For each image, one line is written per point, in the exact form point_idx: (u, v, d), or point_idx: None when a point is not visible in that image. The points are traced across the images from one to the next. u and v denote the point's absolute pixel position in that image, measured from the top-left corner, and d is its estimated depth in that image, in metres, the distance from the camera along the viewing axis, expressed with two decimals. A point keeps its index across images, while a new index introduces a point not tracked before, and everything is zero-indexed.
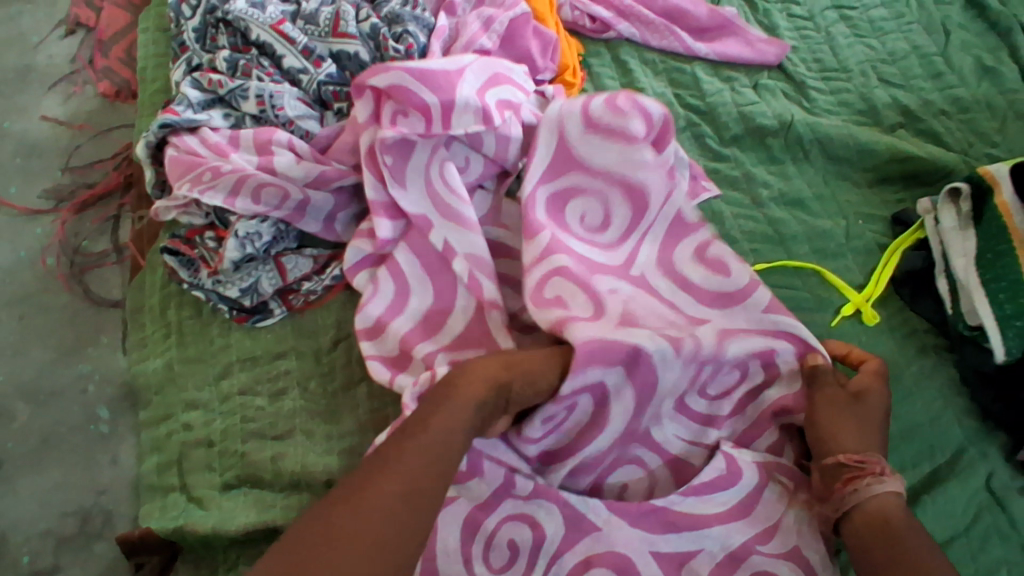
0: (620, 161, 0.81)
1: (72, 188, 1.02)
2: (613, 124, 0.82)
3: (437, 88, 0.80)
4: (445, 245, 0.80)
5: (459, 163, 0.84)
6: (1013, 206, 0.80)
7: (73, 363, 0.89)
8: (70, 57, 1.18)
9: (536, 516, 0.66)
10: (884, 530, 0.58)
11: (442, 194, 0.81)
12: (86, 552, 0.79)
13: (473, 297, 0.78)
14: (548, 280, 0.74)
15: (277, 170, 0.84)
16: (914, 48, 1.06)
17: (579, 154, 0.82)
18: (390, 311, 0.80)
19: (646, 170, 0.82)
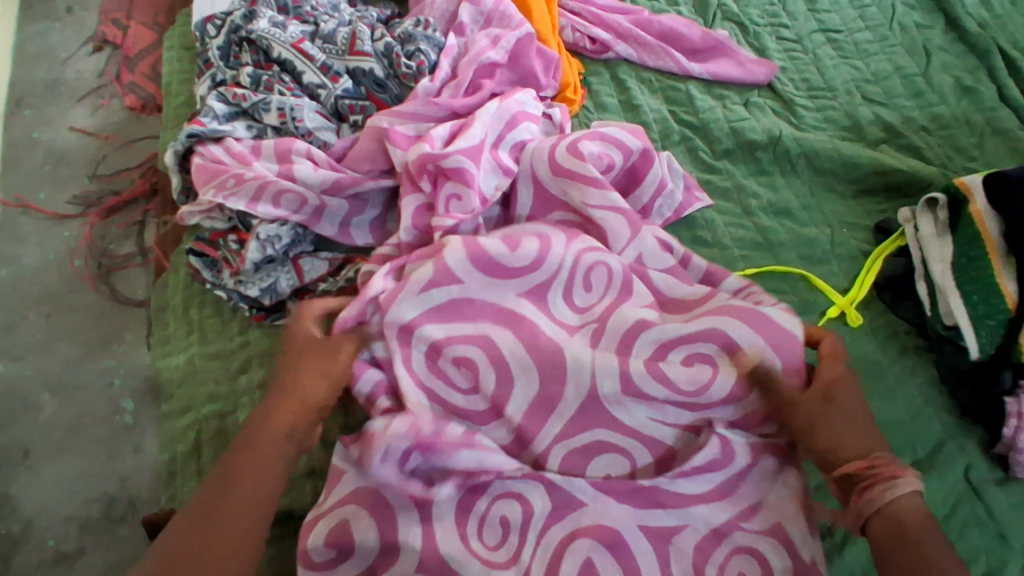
0: (587, 199, 0.87)
1: (99, 195, 1.08)
2: (581, 155, 0.89)
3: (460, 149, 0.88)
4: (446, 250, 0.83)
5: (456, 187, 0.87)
6: (986, 214, 0.84)
7: (100, 358, 0.94)
8: (97, 72, 1.25)
9: (525, 496, 0.71)
10: (900, 536, 0.61)
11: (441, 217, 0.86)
12: (109, 535, 0.83)
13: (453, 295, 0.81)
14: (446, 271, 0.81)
15: (300, 179, 0.90)
16: (897, 69, 1.13)
17: (553, 185, 0.90)
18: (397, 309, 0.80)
19: (609, 208, 0.87)
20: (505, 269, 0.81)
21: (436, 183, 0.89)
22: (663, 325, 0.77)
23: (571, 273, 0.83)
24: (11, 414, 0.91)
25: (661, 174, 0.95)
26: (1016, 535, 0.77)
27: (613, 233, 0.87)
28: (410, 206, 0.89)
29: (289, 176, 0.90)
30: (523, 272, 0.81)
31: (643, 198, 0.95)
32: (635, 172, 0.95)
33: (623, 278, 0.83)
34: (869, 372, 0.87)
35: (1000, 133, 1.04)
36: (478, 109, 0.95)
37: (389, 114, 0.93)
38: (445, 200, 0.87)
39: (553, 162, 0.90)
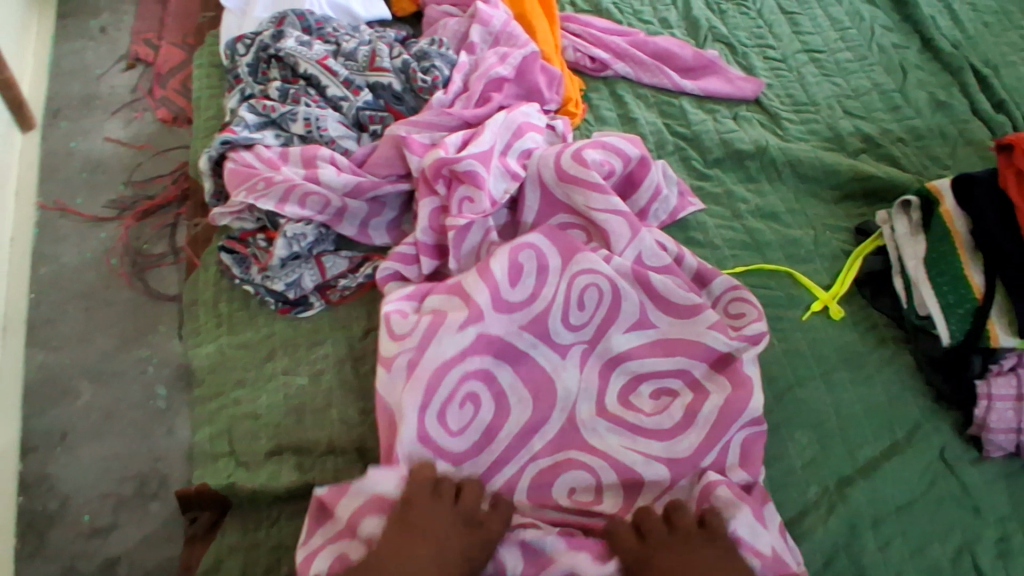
0: (590, 203, 0.95)
1: (134, 199, 1.16)
2: (585, 165, 0.97)
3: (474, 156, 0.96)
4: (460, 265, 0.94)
5: (468, 195, 0.95)
6: (955, 213, 0.92)
7: (135, 349, 1.01)
8: (130, 87, 1.34)
9: (497, 555, 0.74)
10: None
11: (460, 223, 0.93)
12: (143, 510, 0.89)
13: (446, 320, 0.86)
14: (445, 304, 0.87)
15: (326, 182, 0.97)
16: (875, 85, 1.21)
17: (557, 187, 0.98)
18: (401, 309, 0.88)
19: (611, 212, 0.94)
20: (512, 302, 0.87)
21: (452, 194, 0.96)
22: (640, 358, 0.88)
23: (564, 302, 0.88)
24: (51, 400, 0.98)
25: (658, 180, 1.03)
26: (990, 509, 0.83)
27: (614, 233, 0.94)
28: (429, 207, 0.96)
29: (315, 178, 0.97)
30: (525, 303, 0.87)
31: (640, 200, 1.03)
32: (633, 179, 1.03)
33: (611, 296, 0.90)
34: (850, 360, 0.94)
35: (972, 143, 1.12)
36: (488, 120, 1.03)
37: (406, 123, 1.02)
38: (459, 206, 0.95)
39: (560, 171, 0.97)
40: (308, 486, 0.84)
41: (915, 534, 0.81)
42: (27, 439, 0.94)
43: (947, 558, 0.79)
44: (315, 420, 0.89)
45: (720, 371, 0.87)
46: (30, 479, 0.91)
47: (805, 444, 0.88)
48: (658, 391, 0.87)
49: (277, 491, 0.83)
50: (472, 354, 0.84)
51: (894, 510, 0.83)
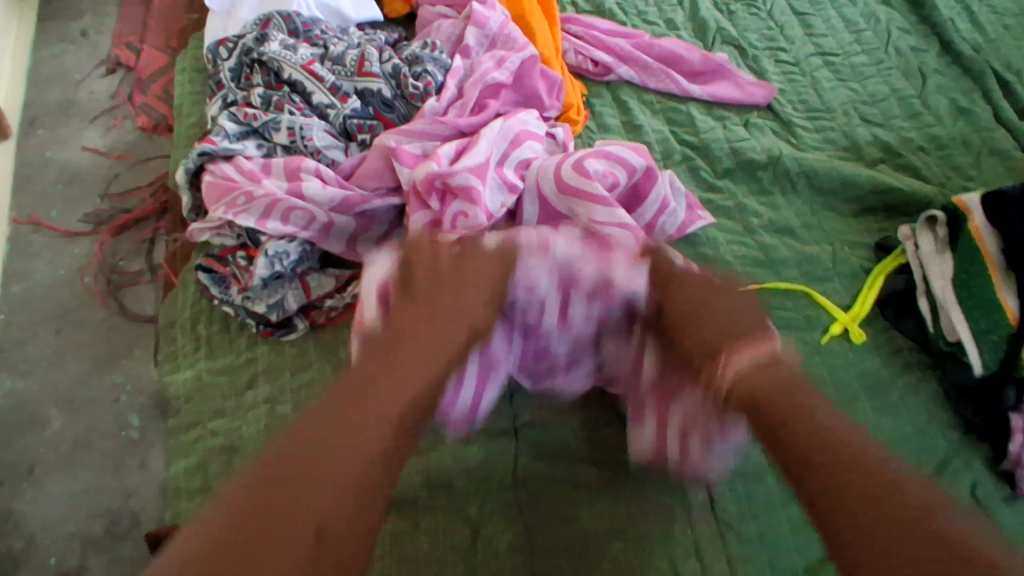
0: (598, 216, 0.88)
1: (111, 213, 1.10)
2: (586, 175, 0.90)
3: (469, 168, 0.90)
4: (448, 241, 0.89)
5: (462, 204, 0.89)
6: (985, 230, 0.85)
7: (108, 374, 0.95)
8: (110, 94, 1.28)
9: None
10: (761, 400, 0.63)
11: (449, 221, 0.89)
12: (113, 551, 0.83)
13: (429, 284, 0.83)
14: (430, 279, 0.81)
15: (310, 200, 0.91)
16: (893, 91, 1.15)
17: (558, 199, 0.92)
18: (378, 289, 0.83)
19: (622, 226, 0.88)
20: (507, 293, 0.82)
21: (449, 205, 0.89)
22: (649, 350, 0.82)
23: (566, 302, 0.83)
24: (17, 430, 0.91)
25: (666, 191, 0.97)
26: None
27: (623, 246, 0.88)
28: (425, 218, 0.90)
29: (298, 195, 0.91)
30: None
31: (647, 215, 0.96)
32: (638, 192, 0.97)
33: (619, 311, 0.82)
34: (873, 388, 0.87)
35: (997, 152, 1.05)
36: (483, 129, 0.96)
37: (396, 132, 0.96)
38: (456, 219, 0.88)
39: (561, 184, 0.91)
40: None
41: None
42: None
43: None
44: None
45: None
46: None
47: None
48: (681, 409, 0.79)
49: None
50: None
51: None
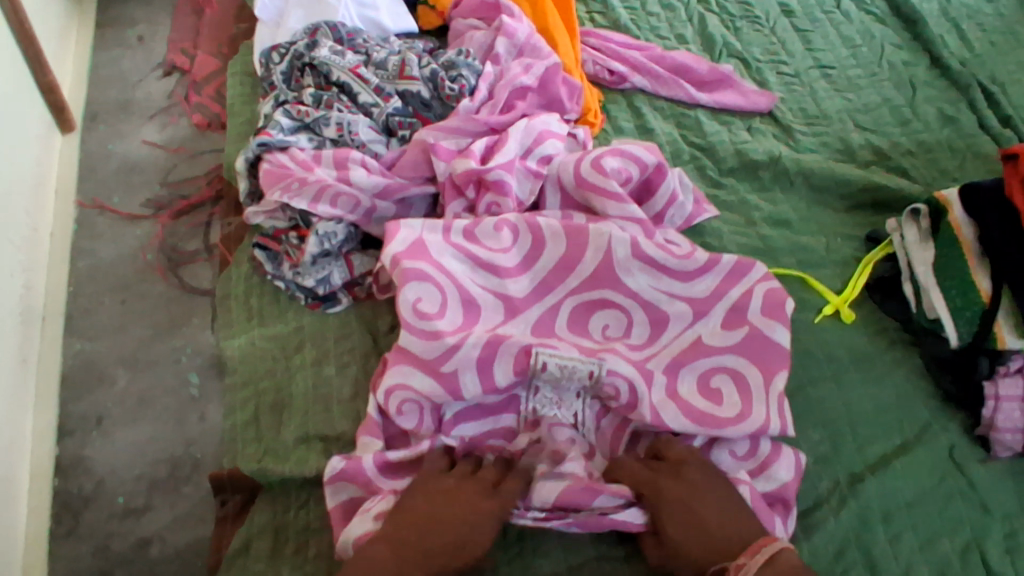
0: (597, 259, 0.92)
1: (170, 199, 1.21)
2: (668, 252, 0.93)
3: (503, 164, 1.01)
4: (460, 241, 0.93)
5: (495, 205, 1.00)
6: (962, 221, 0.94)
7: (169, 340, 1.05)
8: (167, 93, 1.39)
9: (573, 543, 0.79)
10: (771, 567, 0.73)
11: (471, 249, 0.92)
12: (175, 492, 0.92)
13: (462, 300, 0.89)
14: (444, 312, 0.87)
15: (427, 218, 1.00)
16: (885, 101, 1.25)
17: (623, 272, 0.92)
18: (440, 313, 0.87)
19: (631, 278, 0.92)
20: (515, 301, 0.91)
21: (502, 230, 0.93)
22: (692, 360, 0.88)
23: (570, 326, 0.91)
24: (87, 387, 1.01)
25: (764, 270, 0.94)
26: (998, 506, 0.85)
27: (668, 321, 0.92)
28: (458, 241, 0.93)
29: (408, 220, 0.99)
30: (526, 308, 0.91)
31: (739, 296, 0.92)
32: (735, 269, 0.94)
33: (626, 313, 0.92)
34: (861, 362, 0.96)
35: (980, 157, 1.15)
36: (511, 130, 1.06)
37: (434, 129, 1.06)
38: (496, 234, 0.93)
39: (636, 242, 0.92)
40: None
41: (925, 529, 0.83)
42: (62, 424, 0.98)
43: (956, 552, 0.81)
44: (342, 409, 0.94)
45: (756, 358, 0.89)
46: (65, 462, 0.95)
47: (816, 441, 0.90)
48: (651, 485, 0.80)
49: (304, 475, 0.88)
50: (463, 335, 0.85)
51: (904, 506, 0.85)
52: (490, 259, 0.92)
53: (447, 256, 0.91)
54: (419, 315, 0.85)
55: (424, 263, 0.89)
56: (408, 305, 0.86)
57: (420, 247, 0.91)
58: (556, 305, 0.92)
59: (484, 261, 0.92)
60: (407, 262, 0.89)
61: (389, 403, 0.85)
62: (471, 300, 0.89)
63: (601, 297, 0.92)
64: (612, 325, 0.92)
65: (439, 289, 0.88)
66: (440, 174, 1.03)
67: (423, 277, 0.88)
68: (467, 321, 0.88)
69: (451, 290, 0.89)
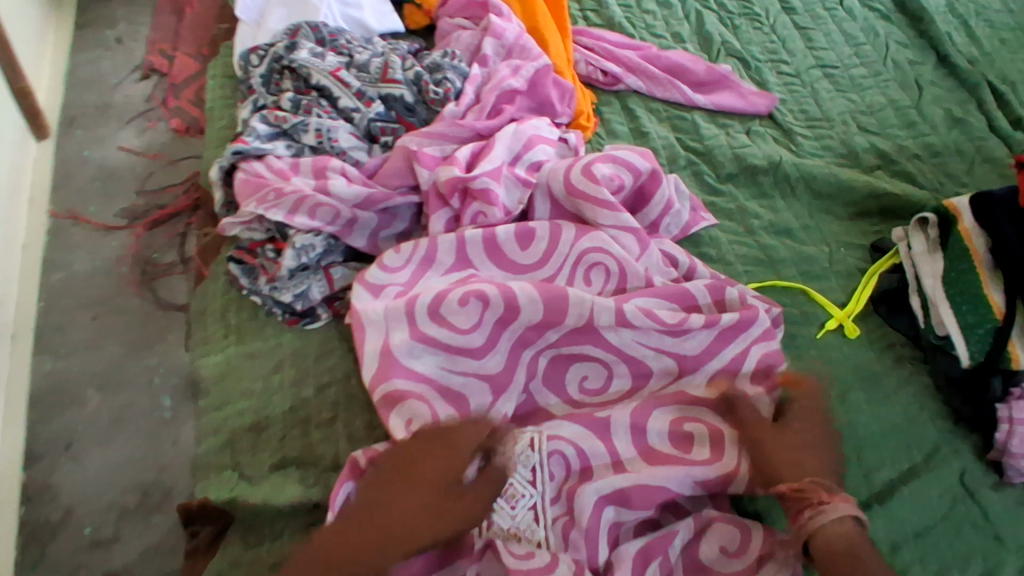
0: (577, 313, 0.87)
1: (145, 208, 1.16)
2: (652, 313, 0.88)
3: (489, 173, 0.96)
4: (433, 300, 0.87)
5: (479, 218, 0.95)
6: (973, 231, 0.90)
7: (142, 358, 1.00)
8: (144, 97, 1.34)
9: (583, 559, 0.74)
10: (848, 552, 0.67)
11: (447, 316, 0.86)
12: (147, 521, 0.88)
13: (440, 381, 0.85)
14: (419, 395, 0.83)
15: (382, 266, 0.92)
16: (890, 101, 1.20)
17: (605, 327, 0.87)
18: (415, 396, 0.83)
19: (609, 330, 0.87)
20: (495, 371, 0.86)
21: (468, 302, 0.86)
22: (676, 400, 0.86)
23: (549, 382, 0.89)
24: (58, 408, 0.97)
25: (766, 325, 0.90)
26: (1011, 536, 0.81)
27: (652, 376, 0.89)
28: (426, 330, 0.86)
29: (364, 287, 0.91)
30: (507, 376, 0.87)
31: (734, 355, 0.89)
32: (737, 324, 0.89)
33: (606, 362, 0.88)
34: (866, 380, 0.92)
35: (989, 160, 1.10)
36: (498, 135, 1.02)
37: (417, 135, 1.01)
38: (463, 310, 0.86)
39: (620, 307, 0.87)
40: (312, 503, 0.84)
41: (934, 561, 0.79)
42: (31, 448, 0.94)
43: None
44: (322, 433, 0.90)
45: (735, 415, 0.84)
46: (33, 489, 0.91)
47: None
48: (642, 556, 0.75)
49: (279, 505, 0.84)
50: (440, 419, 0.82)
51: (912, 536, 0.81)
52: (466, 340, 0.85)
53: (421, 357, 0.85)
54: (394, 399, 0.83)
55: (399, 378, 0.83)
56: (398, 431, 0.81)
57: (390, 351, 0.85)
58: (534, 364, 0.89)
59: (460, 336, 0.86)
60: (384, 382, 0.84)
61: None
62: (447, 382, 0.85)
63: (581, 351, 0.88)
64: (590, 377, 0.89)
65: (418, 377, 0.84)
66: (423, 181, 0.98)
67: (399, 368, 0.84)
68: (461, 415, 0.83)
69: (427, 380, 0.84)
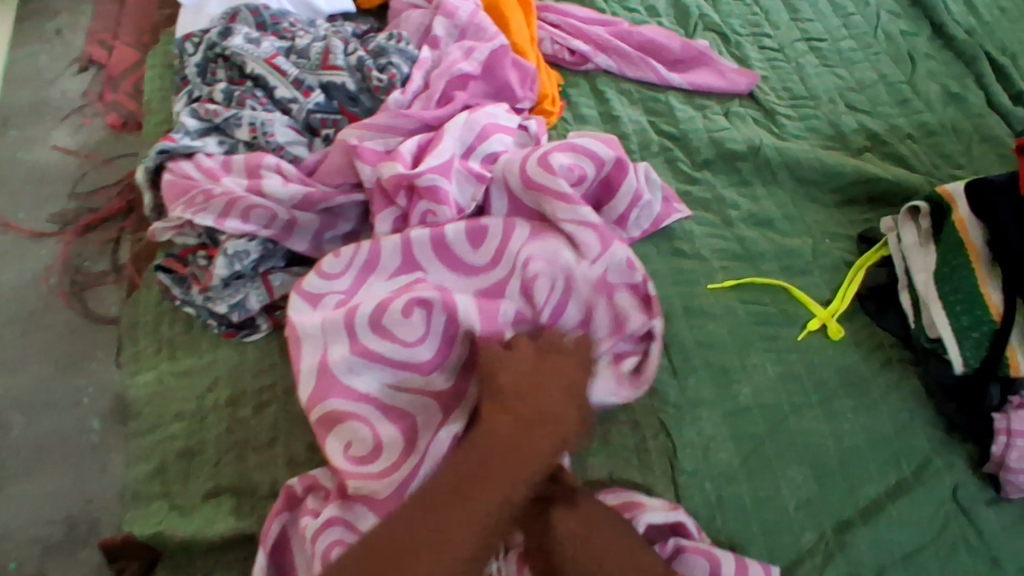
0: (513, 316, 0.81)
1: (77, 213, 1.08)
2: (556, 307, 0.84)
3: (436, 168, 0.87)
4: (374, 311, 0.79)
5: (426, 219, 0.86)
6: (969, 222, 0.81)
7: (71, 376, 0.93)
8: (81, 92, 1.25)
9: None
10: None
11: (389, 326, 0.78)
12: (72, 557, 0.81)
13: (384, 398, 0.77)
14: (358, 415, 0.75)
15: (320, 273, 0.84)
16: (881, 77, 1.11)
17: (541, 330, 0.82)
18: (356, 416, 0.75)
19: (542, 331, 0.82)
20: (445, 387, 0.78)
21: (412, 313, 0.78)
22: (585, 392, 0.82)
23: None
24: None
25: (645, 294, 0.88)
26: (1009, 558, 0.73)
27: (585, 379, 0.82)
28: (369, 345, 0.78)
29: (300, 296, 0.83)
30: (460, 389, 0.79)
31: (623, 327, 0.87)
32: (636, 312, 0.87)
33: None
34: (852, 385, 0.84)
35: (988, 140, 1.01)
36: (448, 125, 0.93)
37: (358, 128, 0.93)
38: (407, 321, 0.78)
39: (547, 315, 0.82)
40: (245, 535, 0.77)
41: None
42: None
43: None
44: (259, 457, 0.83)
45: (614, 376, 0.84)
46: None
47: (799, 481, 0.78)
48: None
49: (209, 540, 0.77)
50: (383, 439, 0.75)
51: (900, 560, 0.73)
52: (410, 353, 0.78)
53: (362, 374, 0.77)
54: (337, 420, 0.75)
55: (338, 399, 0.76)
56: (335, 457, 0.74)
57: (328, 369, 0.77)
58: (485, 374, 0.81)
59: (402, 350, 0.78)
60: (321, 403, 0.76)
61: (310, 525, 0.72)
62: (389, 398, 0.77)
63: None
64: None
65: (361, 391, 0.77)
66: (366, 177, 0.89)
67: (339, 384, 0.77)
68: (406, 438, 0.75)
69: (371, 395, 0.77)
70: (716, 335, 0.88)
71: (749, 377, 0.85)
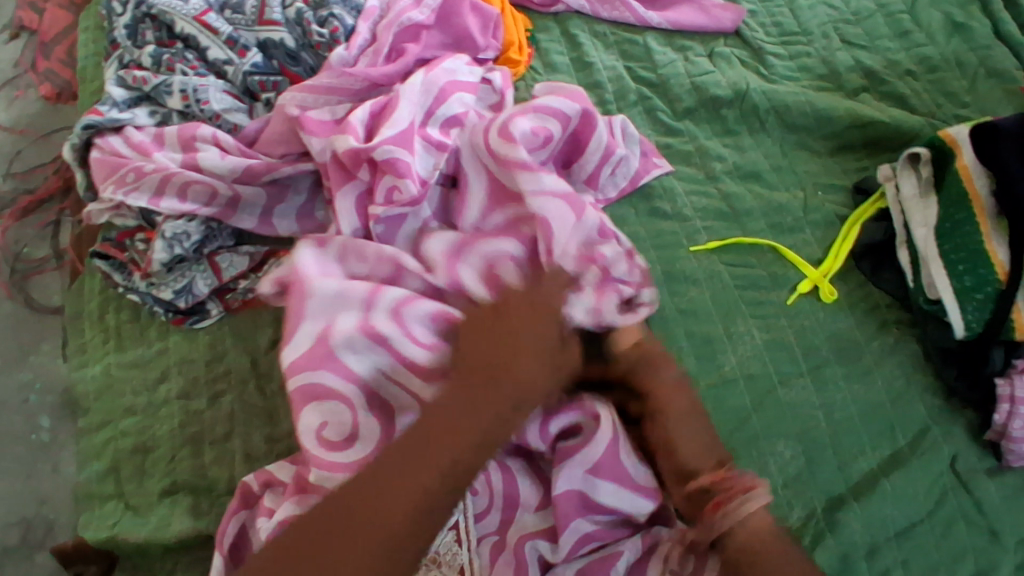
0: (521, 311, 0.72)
1: (14, 195, 1.01)
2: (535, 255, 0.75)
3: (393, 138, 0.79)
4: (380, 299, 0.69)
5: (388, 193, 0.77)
6: (974, 170, 0.75)
7: (16, 372, 0.88)
8: (13, 61, 1.16)
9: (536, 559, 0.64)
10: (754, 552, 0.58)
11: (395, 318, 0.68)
12: (29, 561, 0.78)
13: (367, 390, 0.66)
14: (339, 400, 0.65)
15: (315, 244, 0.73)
16: (880, 7, 1.00)
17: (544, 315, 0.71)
18: (340, 397, 0.65)
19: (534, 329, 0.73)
20: None
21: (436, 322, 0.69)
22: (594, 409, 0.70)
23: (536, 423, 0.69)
24: None
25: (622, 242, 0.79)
26: (1009, 532, 0.69)
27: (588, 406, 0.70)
28: (378, 326, 0.67)
29: (310, 254, 0.72)
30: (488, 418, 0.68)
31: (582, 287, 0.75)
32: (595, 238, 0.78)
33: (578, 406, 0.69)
34: (845, 352, 0.78)
35: (995, 73, 0.92)
36: (402, 87, 0.84)
37: (301, 90, 0.85)
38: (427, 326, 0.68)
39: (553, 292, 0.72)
40: (202, 536, 0.72)
41: (917, 566, 0.68)
42: None
43: None
44: (214, 452, 0.77)
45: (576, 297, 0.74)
46: None
47: (788, 457, 0.73)
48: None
49: (165, 542, 0.72)
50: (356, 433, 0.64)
51: (893, 537, 0.69)
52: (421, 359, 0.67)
53: (362, 354, 0.66)
54: (319, 393, 0.65)
55: (331, 374, 0.65)
56: (307, 433, 0.64)
57: (328, 338, 0.66)
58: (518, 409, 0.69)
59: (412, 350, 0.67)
60: (309, 372, 0.65)
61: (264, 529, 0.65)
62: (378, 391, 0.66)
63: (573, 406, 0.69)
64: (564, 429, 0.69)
65: (351, 376, 0.65)
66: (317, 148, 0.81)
67: (327, 361, 0.65)
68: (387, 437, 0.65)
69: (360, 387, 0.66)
70: (699, 303, 0.81)
71: (734, 347, 0.79)
